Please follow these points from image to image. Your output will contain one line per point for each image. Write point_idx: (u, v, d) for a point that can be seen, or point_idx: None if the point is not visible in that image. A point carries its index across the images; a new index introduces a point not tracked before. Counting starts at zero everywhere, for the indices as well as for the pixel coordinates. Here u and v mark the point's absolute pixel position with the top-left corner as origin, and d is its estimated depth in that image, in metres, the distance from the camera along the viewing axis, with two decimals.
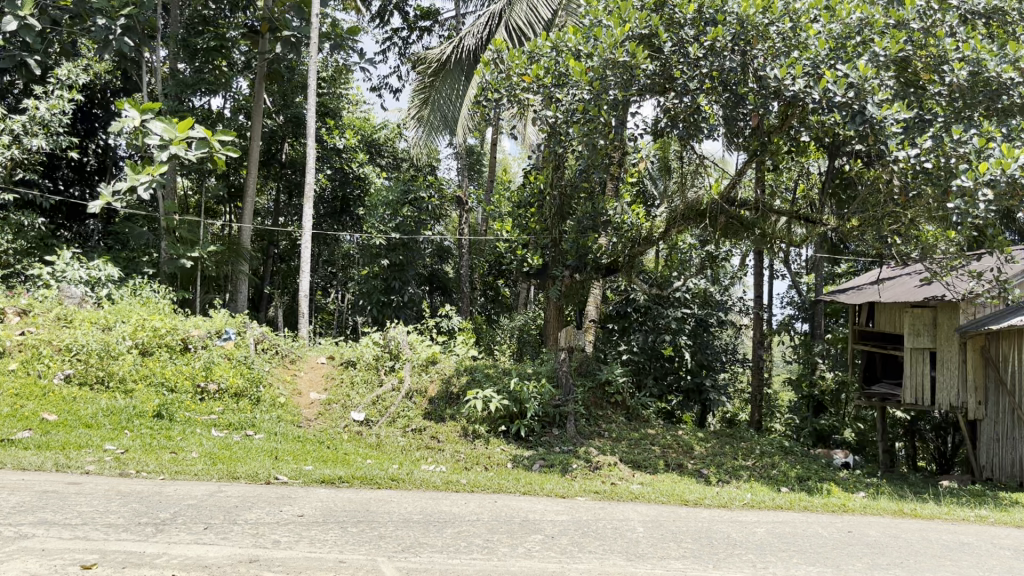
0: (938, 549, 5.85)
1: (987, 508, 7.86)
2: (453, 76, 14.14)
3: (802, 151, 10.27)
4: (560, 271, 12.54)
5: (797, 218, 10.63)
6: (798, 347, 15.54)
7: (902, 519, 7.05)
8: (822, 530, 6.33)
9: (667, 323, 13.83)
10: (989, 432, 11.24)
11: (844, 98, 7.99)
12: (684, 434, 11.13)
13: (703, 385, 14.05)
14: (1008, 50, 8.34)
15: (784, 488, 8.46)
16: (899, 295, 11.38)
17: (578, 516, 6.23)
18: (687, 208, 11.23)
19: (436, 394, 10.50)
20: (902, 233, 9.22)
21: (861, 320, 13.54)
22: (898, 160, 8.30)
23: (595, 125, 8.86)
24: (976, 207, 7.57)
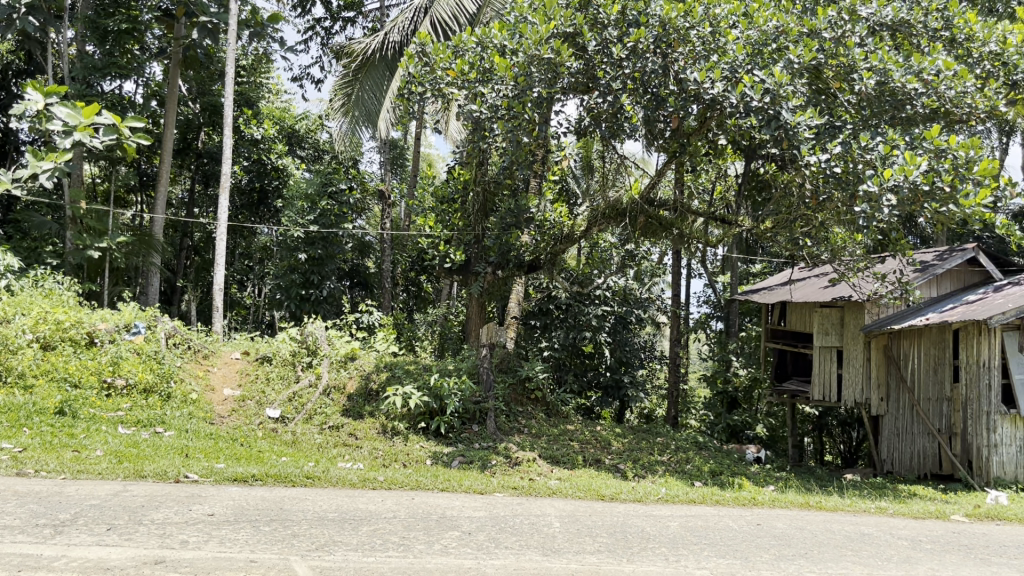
0: (841, 540, 6.09)
1: (887, 500, 8.21)
2: (378, 71, 13.93)
3: (720, 152, 10.52)
4: (482, 268, 12.46)
5: (713, 219, 10.94)
6: (713, 344, 15.95)
7: (808, 512, 7.31)
8: (732, 523, 6.51)
9: (587, 320, 14.00)
10: (890, 427, 11.77)
11: (760, 103, 8.23)
12: (602, 430, 11.30)
13: (622, 380, 14.41)
14: (913, 61, 8.71)
15: (698, 482, 8.67)
16: (809, 295, 11.79)
17: (495, 512, 6.24)
18: (607, 208, 11.41)
19: (355, 391, 10.38)
20: (813, 236, 9.53)
21: (773, 318, 14.04)
22: (809, 164, 8.58)
23: (520, 121, 8.85)
24: (880, 211, 7.99)
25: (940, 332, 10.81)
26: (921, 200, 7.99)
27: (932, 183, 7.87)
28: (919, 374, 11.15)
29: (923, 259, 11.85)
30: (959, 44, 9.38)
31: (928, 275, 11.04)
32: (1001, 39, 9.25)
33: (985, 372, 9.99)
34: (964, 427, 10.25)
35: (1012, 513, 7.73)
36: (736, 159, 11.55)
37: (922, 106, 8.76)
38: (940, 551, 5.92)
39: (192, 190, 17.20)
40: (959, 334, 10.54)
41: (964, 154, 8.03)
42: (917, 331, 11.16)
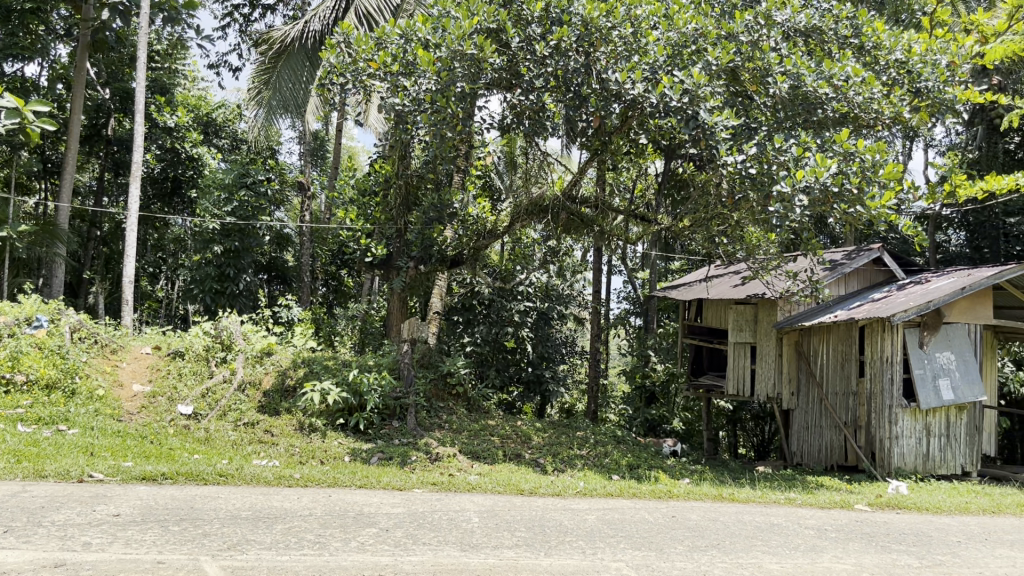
0: (752, 531, 6.27)
1: (795, 491, 8.49)
2: (297, 60, 13.64)
3: (641, 151, 10.69)
4: (404, 263, 12.11)
5: (633, 217, 11.17)
6: (632, 340, 16.22)
7: (721, 503, 7.50)
8: (648, 515, 6.63)
9: (510, 316, 14.02)
10: (800, 420, 12.21)
11: (679, 103, 8.43)
12: (523, 424, 11.36)
13: (543, 375, 14.47)
14: (824, 67, 9.03)
15: (615, 476, 8.81)
16: (723, 293, 12.12)
17: (414, 508, 6.21)
18: (530, 204, 11.30)
19: (271, 387, 10.18)
20: (728, 235, 9.81)
21: (690, 315, 14.33)
22: (726, 164, 8.77)
23: (444, 115, 8.77)
24: (793, 211, 8.22)
25: (847, 329, 11.21)
26: (831, 201, 8.28)
27: (841, 184, 8.17)
28: (827, 369, 11.56)
29: (832, 258, 12.29)
30: (867, 51, 9.78)
31: (837, 274, 11.46)
32: (906, 48, 9.62)
33: (888, 367, 10.39)
34: (869, 420, 10.65)
35: (910, 502, 8.10)
36: (655, 158, 11.73)
37: (833, 110, 9.10)
38: (844, 540, 6.15)
39: (100, 178, 16.53)
40: (864, 331, 10.95)
41: (870, 158, 8.44)
42: (826, 328, 11.59)
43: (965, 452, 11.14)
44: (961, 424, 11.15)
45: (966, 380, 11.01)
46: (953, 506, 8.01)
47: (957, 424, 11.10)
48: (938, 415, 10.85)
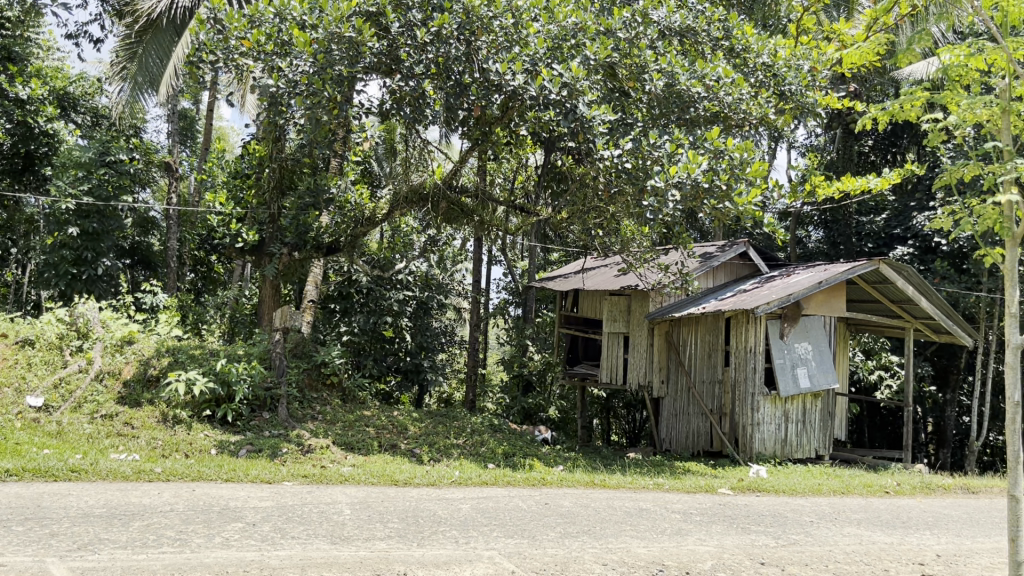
0: (621, 516, 6.43)
1: (663, 476, 8.79)
2: (165, 35, 13.04)
3: (520, 143, 10.74)
4: (276, 249, 11.80)
5: (513, 208, 11.29)
6: (510, 329, 16.33)
7: (592, 490, 7.67)
8: (521, 503, 6.70)
9: (389, 305, 13.89)
10: (669, 408, 12.68)
11: (558, 96, 8.53)
12: (399, 415, 11.26)
13: (421, 364, 14.42)
14: (697, 67, 9.43)
15: (490, 464, 8.87)
16: (600, 283, 12.42)
17: (284, 502, 6.04)
18: (409, 192, 11.21)
19: (132, 377, 9.65)
20: (604, 227, 10.06)
21: (567, 305, 14.74)
22: (604, 158, 8.96)
23: (320, 98, 8.52)
24: (665, 205, 8.58)
25: (714, 320, 11.67)
26: (702, 196, 8.63)
27: (711, 181, 8.52)
28: (694, 359, 12.03)
29: (702, 252, 12.78)
30: (737, 53, 10.17)
31: (707, 266, 11.97)
32: (772, 52, 10.12)
33: (752, 357, 10.87)
34: (732, 407, 11.13)
35: (769, 485, 8.53)
36: (534, 151, 11.83)
37: (704, 109, 9.44)
38: (707, 523, 6.40)
39: None
40: (731, 322, 11.43)
41: (738, 156, 8.78)
42: (695, 319, 12.05)
43: (819, 437, 11.82)
44: (816, 410, 11.81)
45: (822, 369, 11.65)
46: (807, 488, 8.48)
47: (812, 411, 11.76)
48: (796, 402, 11.46)
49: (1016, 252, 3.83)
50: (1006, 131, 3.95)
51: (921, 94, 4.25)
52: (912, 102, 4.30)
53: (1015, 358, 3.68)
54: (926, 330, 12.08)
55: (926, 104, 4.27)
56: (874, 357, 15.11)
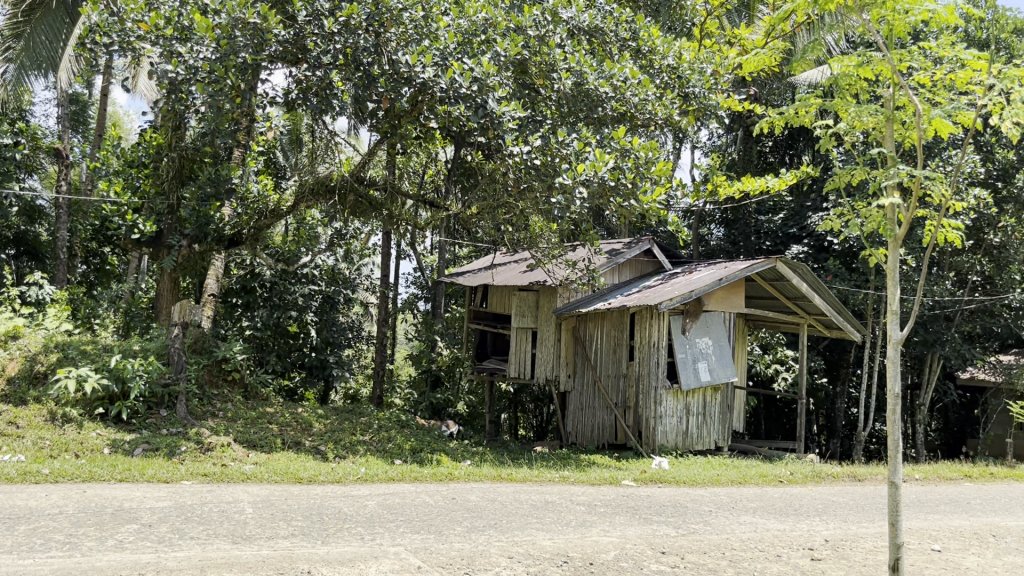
0: (528, 509, 6.50)
1: (569, 469, 8.92)
2: (55, 16, 12.42)
3: (430, 138, 10.67)
4: (176, 240, 11.40)
5: (422, 202, 11.20)
6: (419, 325, 16.25)
7: (499, 484, 7.72)
8: (428, 499, 6.68)
9: (293, 299, 13.60)
10: (576, 402, 12.86)
11: (468, 91, 8.54)
12: (303, 412, 11.06)
13: (326, 360, 14.19)
14: (605, 67, 9.64)
15: (398, 460, 8.80)
16: (508, 279, 12.56)
17: (182, 502, 5.85)
18: (316, 184, 10.97)
19: (17, 373, 9.18)
20: (513, 223, 10.14)
21: (476, 300, 14.63)
22: (512, 154, 8.97)
23: (222, 86, 8.24)
24: (573, 202, 8.65)
25: (620, 315, 11.91)
26: (608, 194, 8.86)
27: (617, 179, 8.79)
28: (601, 354, 12.24)
29: (609, 249, 13.01)
30: (643, 54, 10.43)
31: (613, 263, 12.22)
32: (677, 55, 10.42)
33: (655, 352, 11.13)
34: (636, 401, 11.37)
35: (670, 476, 8.77)
36: (444, 146, 11.77)
37: (612, 109, 9.65)
38: (610, 514, 6.53)
39: None
40: (635, 318, 11.68)
41: (643, 155, 9.17)
42: (601, 315, 12.27)
43: (718, 429, 12.21)
44: (716, 403, 12.20)
45: (721, 363, 12.05)
46: (706, 478, 8.76)
47: (712, 404, 12.14)
48: (696, 395, 11.81)
49: (899, 253, 4.01)
50: (891, 138, 4.15)
51: (813, 101, 4.39)
52: (805, 109, 4.44)
53: (896, 353, 3.85)
54: (818, 326, 12.62)
55: (817, 111, 4.42)
56: (771, 352, 15.74)
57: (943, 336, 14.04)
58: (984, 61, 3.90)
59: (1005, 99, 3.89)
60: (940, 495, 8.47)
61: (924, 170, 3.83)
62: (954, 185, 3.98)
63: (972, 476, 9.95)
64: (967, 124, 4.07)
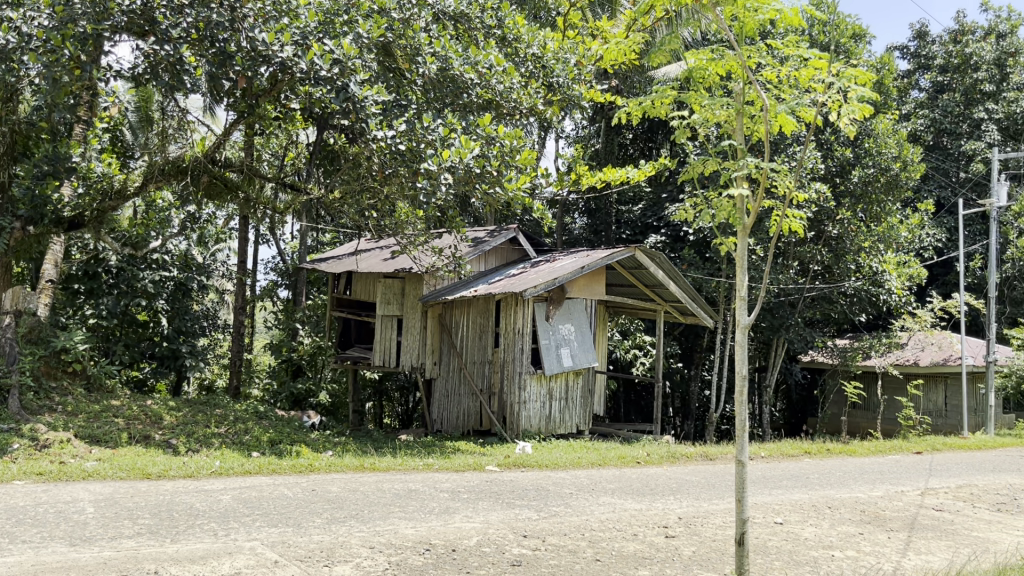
0: (390, 498, 6.43)
1: (433, 457, 8.90)
2: None
3: (290, 120, 10.33)
4: (7, 222, 10.57)
5: (282, 185, 10.81)
6: (280, 313, 15.76)
7: (361, 474, 7.59)
8: (287, 491, 6.49)
9: (142, 287, 12.87)
10: (441, 389, 12.83)
11: (329, 73, 8.27)
12: (153, 404, 10.51)
13: (179, 351, 13.56)
14: (471, 53, 9.71)
15: (255, 453, 8.50)
16: (372, 266, 12.34)
17: (12, 503, 5.42)
18: (167, 165, 10.35)
19: None
20: (378, 209, 10.00)
21: (339, 288, 14.32)
22: (376, 139, 8.80)
23: (58, 56, 7.60)
24: (438, 188, 8.72)
25: (485, 303, 11.97)
26: (473, 181, 8.88)
27: (482, 166, 8.83)
28: (466, 341, 12.27)
29: (474, 237, 13.04)
30: (508, 42, 10.47)
31: (479, 251, 12.25)
32: (541, 44, 10.54)
33: (520, 339, 11.26)
34: (501, 386, 11.47)
35: (532, 460, 8.90)
36: (306, 127, 11.43)
37: (477, 95, 9.74)
38: (473, 500, 6.56)
39: None
40: (500, 305, 11.76)
41: (508, 143, 9.20)
42: (466, 302, 12.29)
43: (580, 413, 12.49)
44: (577, 388, 12.47)
45: (582, 349, 12.35)
46: (568, 461, 8.95)
47: (574, 388, 12.41)
48: (559, 380, 12.04)
49: (747, 242, 4.19)
50: (740, 131, 4.33)
51: (670, 93, 4.50)
52: (661, 100, 4.54)
53: (745, 338, 4.00)
54: (674, 312, 13.13)
55: (673, 103, 4.54)
56: (630, 338, 16.27)
57: (788, 321, 15.13)
58: (825, 60, 4.11)
59: (843, 97, 4.12)
60: (782, 471, 9.01)
61: (770, 163, 4.01)
62: (797, 178, 4.19)
63: (811, 453, 10.64)
64: (809, 119, 4.28)
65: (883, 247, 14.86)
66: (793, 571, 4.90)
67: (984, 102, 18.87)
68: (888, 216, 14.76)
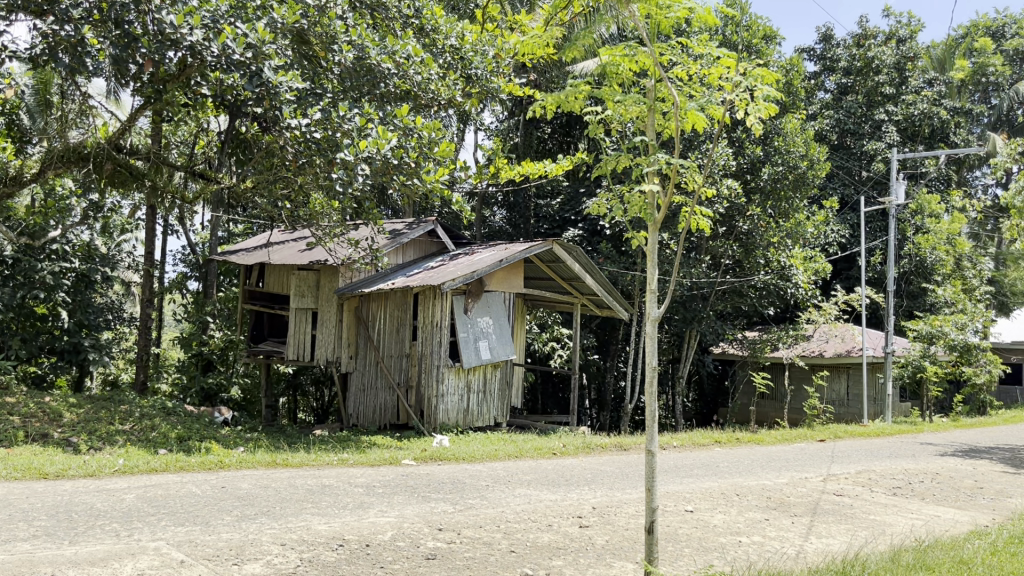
0: (304, 494, 6.32)
1: (348, 451, 8.79)
2: None
3: (200, 107, 10.02)
4: None
5: (192, 174, 10.46)
6: (189, 306, 15.30)
7: (272, 470, 7.44)
8: (195, 489, 6.31)
9: (41, 279, 12.23)
10: (357, 383, 12.67)
11: (242, 58, 8.09)
12: (53, 400, 10.06)
13: (81, 344, 12.95)
14: (388, 43, 9.60)
15: (161, 450, 8.22)
16: (286, 258, 12.08)
17: None
18: (66, 151, 9.89)
19: None
20: (292, 199, 9.79)
21: (251, 280, 13.98)
22: (290, 127, 8.66)
23: None
24: (354, 178, 8.57)
25: (403, 296, 11.86)
26: (390, 172, 8.79)
27: (400, 157, 8.74)
28: (383, 334, 12.14)
29: (392, 228, 12.94)
30: (426, 33, 10.49)
31: (396, 243, 12.15)
32: (460, 36, 10.46)
33: (438, 332, 11.22)
34: (419, 380, 11.39)
35: (449, 453, 8.88)
36: (217, 115, 11.11)
37: (394, 86, 9.67)
38: (389, 494, 6.50)
39: None
40: (418, 298, 11.69)
41: (426, 135, 9.15)
42: (383, 295, 12.17)
43: (497, 406, 12.52)
44: (495, 380, 12.50)
45: (500, 342, 12.40)
46: (484, 454, 8.96)
47: (491, 380, 12.43)
48: (477, 373, 12.04)
49: (657, 236, 4.25)
50: (652, 128, 4.39)
51: (585, 88, 4.53)
52: (575, 95, 4.56)
53: (654, 329, 4.06)
54: (590, 305, 13.31)
55: (588, 98, 4.57)
56: (548, 331, 16.42)
57: (700, 314, 15.50)
58: (733, 58, 4.20)
59: (749, 96, 4.22)
60: (693, 460, 9.24)
61: (681, 159, 4.08)
62: (706, 174, 4.28)
63: (720, 442, 10.94)
64: (718, 117, 4.37)
65: (791, 242, 15.39)
66: (701, 557, 5.03)
67: (884, 104, 19.72)
68: (796, 213, 15.24)
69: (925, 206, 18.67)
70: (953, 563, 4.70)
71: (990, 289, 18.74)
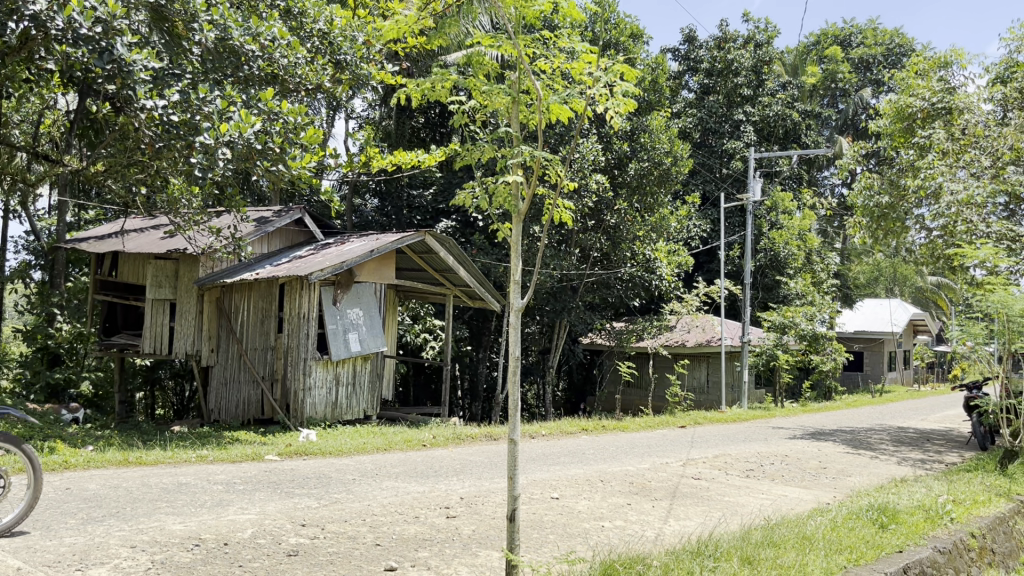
0: (157, 494, 6.03)
1: (207, 448, 8.45)
2: None
3: (45, 82, 9.33)
4: None
5: (35, 155, 9.74)
6: (33, 296, 14.31)
7: (124, 469, 7.06)
8: (35, 491, 5.90)
9: None
10: (219, 376, 12.09)
11: (90, 33, 7.42)
12: None
13: None
14: (251, 24, 9.26)
15: None
16: (142, 246, 11.47)
17: None
18: None
19: None
20: (147, 183, 9.31)
21: (102, 268, 13.25)
22: (144, 109, 8.14)
23: None
24: (215, 163, 8.24)
25: (268, 287, 11.49)
26: (254, 157, 8.52)
27: (264, 142, 8.51)
28: (247, 327, 11.70)
29: (257, 216, 12.51)
30: (293, 16, 10.26)
31: (261, 231, 11.75)
32: (328, 20, 10.24)
33: (305, 323, 10.98)
34: (285, 373, 11.07)
35: (315, 448, 8.68)
36: (63, 92, 10.37)
37: (259, 68, 9.44)
38: (249, 491, 6.29)
39: None
40: (285, 289, 11.35)
41: (292, 120, 8.93)
42: (247, 286, 11.75)
43: (367, 398, 12.35)
44: (365, 372, 12.34)
45: (370, 333, 12.27)
46: (352, 447, 8.82)
47: (361, 373, 12.24)
48: (346, 365, 11.83)
49: (521, 227, 4.28)
50: (515, 119, 4.43)
51: (451, 76, 4.45)
52: (442, 83, 4.47)
53: (516, 320, 4.07)
54: (461, 296, 13.35)
55: (453, 87, 4.50)
56: (420, 322, 16.34)
57: (570, 304, 15.79)
58: (594, 53, 4.26)
59: (609, 91, 4.30)
60: (560, 448, 9.42)
61: (544, 151, 4.08)
62: (571, 167, 4.26)
63: (587, 430, 11.19)
64: (579, 112, 4.44)
65: (655, 235, 15.94)
66: (564, 543, 5.13)
67: (743, 105, 20.63)
68: (661, 208, 15.75)
69: (779, 203, 19.74)
70: (797, 539, 4.97)
71: (835, 282, 20.07)
